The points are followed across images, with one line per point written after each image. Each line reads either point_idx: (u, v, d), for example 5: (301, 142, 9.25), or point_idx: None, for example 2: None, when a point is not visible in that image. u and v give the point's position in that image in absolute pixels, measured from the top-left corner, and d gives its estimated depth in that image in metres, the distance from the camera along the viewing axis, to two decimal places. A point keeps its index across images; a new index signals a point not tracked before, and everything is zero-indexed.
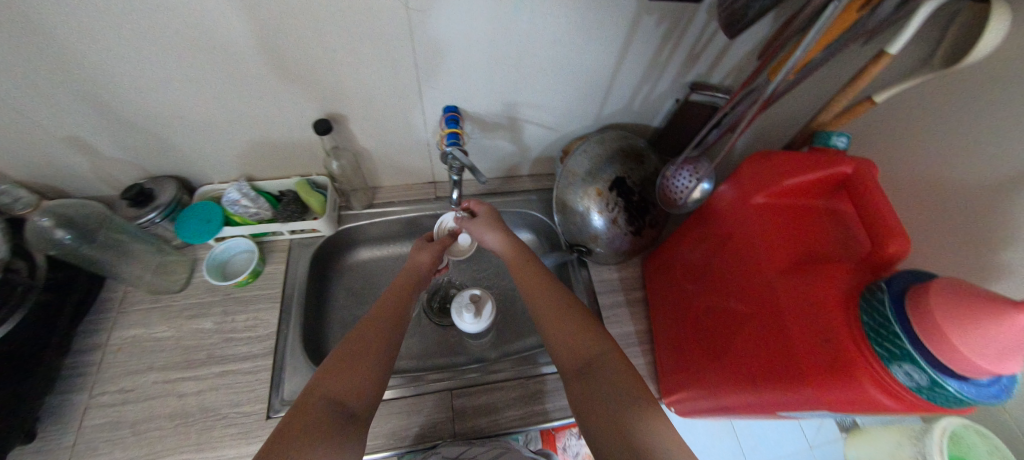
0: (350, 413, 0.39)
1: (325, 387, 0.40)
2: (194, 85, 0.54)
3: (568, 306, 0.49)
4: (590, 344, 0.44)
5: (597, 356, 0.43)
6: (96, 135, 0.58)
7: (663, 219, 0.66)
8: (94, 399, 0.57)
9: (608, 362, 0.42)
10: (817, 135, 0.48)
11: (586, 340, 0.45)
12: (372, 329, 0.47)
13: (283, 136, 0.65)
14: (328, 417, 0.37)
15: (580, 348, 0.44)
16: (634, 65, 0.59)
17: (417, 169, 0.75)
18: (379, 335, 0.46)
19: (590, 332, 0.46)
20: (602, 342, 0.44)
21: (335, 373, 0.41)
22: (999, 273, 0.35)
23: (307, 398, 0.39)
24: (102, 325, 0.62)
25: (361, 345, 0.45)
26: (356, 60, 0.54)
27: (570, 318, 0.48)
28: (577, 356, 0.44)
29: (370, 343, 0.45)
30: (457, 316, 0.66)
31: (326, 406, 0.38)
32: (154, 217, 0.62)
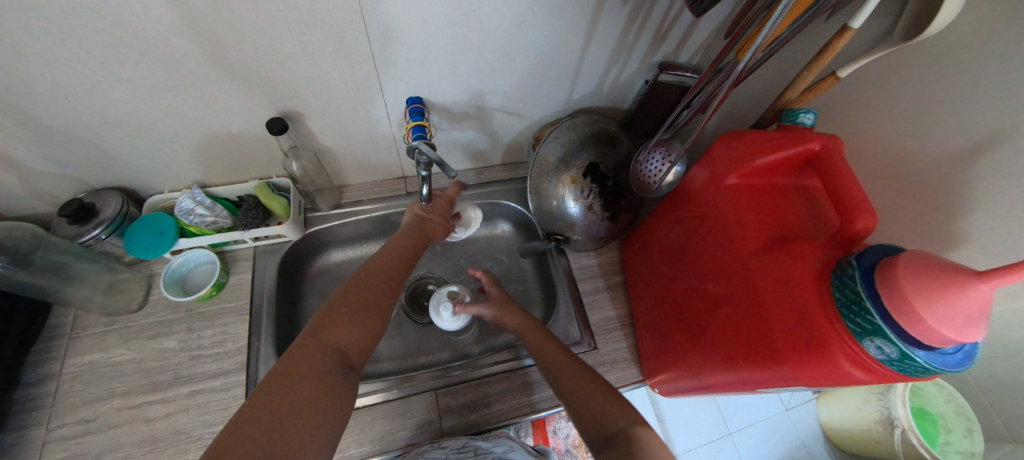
0: (347, 365, 0.40)
1: (327, 335, 0.40)
2: (122, 88, 0.48)
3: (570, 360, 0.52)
4: (616, 416, 0.44)
5: (624, 429, 0.43)
6: (15, 148, 0.52)
7: (639, 203, 0.65)
8: (52, 433, 0.53)
9: (636, 435, 0.42)
10: (784, 113, 0.47)
11: (612, 413, 0.45)
12: (374, 283, 0.46)
13: (235, 138, 0.60)
14: (326, 367, 0.38)
15: (607, 419, 0.44)
16: (602, 46, 0.57)
17: (386, 165, 0.72)
18: (382, 290, 0.46)
19: (615, 404, 0.46)
20: (625, 414, 0.44)
21: (338, 323, 0.41)
22: (957, 242, 0.36)
23: (313, 346, 0.39)
24: (52, 353, 0.57)
25: (364, 299, 0.44)
26: (306, 53, 0.50)
27: (596, 390, 0.47)
28: (601, 430, 0.44)
29: (373, 296, 0.45)
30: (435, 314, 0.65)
31: (327, 353, 0.39)
32: (98, 235, 0.57)
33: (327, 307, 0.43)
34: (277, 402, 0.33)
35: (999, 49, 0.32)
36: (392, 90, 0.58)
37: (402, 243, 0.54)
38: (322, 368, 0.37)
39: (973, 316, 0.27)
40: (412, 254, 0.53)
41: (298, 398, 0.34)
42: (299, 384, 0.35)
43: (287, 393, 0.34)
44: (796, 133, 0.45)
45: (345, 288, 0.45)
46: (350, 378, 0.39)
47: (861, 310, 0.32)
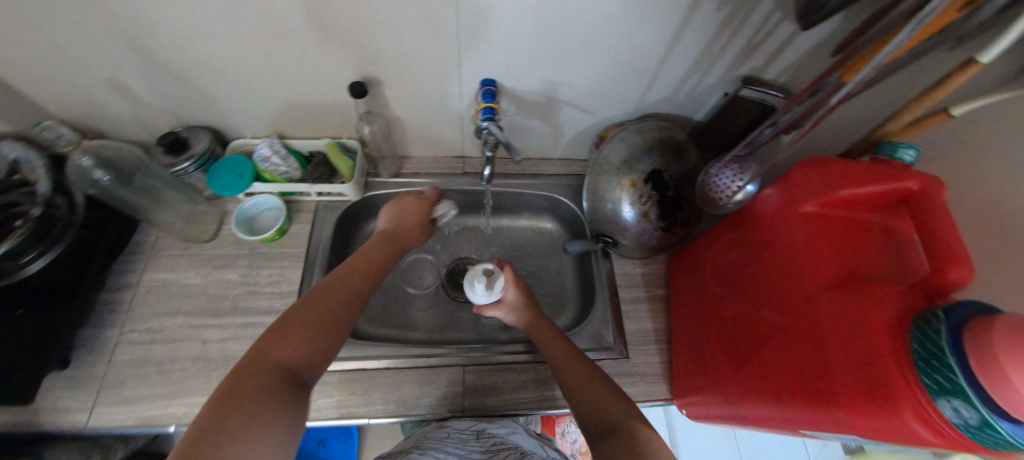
0: (299, 382, 0.37)
1: (275, 353, 0.38)
2: (232, 35, 0.53)
3: (579, 360, 0.53)
4: (615, 409, 0.46)
5: (621, 420, 0.44)
6: (133, 77, 0.58)
7: (696, 218, 0.64)
8: (124, 335, 0.59)
9: (632, 428, 0.43)
10: (880, 145, 0.45)
11: (612, 406, 0.46)
12: (331, 298, 0.45)
13: (317, 96, 0.64)
14: (275, 385, 0.35)
15: (605, 409, 0.46)
16: (686, 52, 0.56)
17: (448, 142, 0.74)
18: (336, 305, 0.44)
19: (612, 397, 0.47)
20: (623, 407, 0.46)
21: (287, 340, 0.39)
22: None
23: (259, 362, 0.36)
24: (134, 265, 0.64)
25: (319, 315, 0.42)
26: (398, 24, 0.52)
27: (596, 383, 0.49)
28: (600, 421, 0.45)
29: (329, 311, 0.43)
30: (468, 286, 0.63)
31: (277, 371, 0.36)
32: (188, 167, 0.63)
33: (276, 326, 0.40)
34: (218, 426, 0.30)
35: None
36: (469, 70, 0.59)
37: (364, 262, 0.52)
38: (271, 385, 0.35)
39: None
40: (378, 271, 0.52)
41: (244, 416, 0.31)
42: (245, 404, 0.32)
43: (232, 414, 0.31)
44: (891, 169, 0.42)
45: (293, 306, 0.43)
46: (303, 397, 0.37)
47: (941, 367, 0.30)
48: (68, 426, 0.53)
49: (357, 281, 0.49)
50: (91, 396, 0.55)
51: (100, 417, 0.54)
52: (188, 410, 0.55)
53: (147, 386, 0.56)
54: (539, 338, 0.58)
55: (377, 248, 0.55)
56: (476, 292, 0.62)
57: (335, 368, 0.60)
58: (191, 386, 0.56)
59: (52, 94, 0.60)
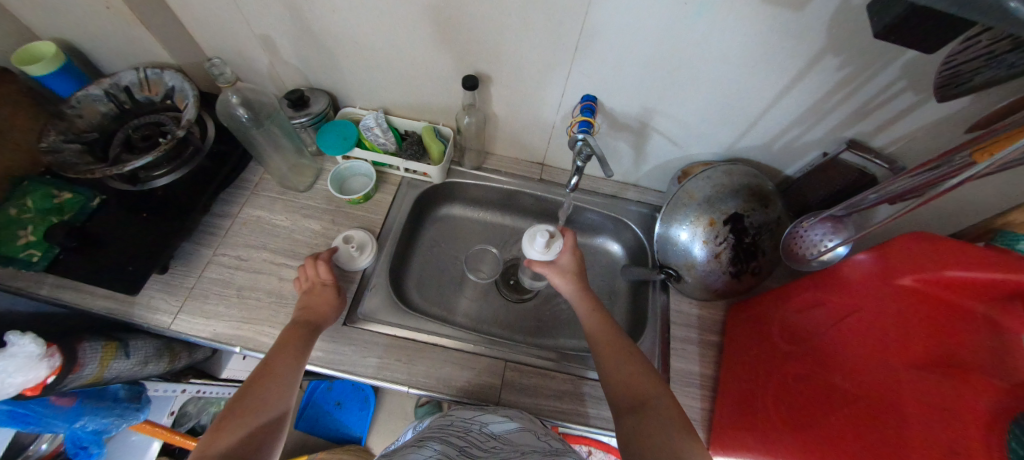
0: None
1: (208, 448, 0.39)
2: (378, 17, 0.59)
3: (615, 335, 0.55)
4: (647, 387, 0.48)
5: (654, 397, 0.46)
6: (284, 38, 0.66)
7: (768, 270, 0.62)
8: (216, 257, 0.65)
9: (662, 405, 0.45)
10: (998, 234, 0.43)
11: (644, 382, 0.48)
12: (260, 381, 0.46)
13: (429, 83, 0.69)
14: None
15: (637, 386, 0.48)
16: (792, 104, 0.57)
17: (533, 148, 0.78)
18: (273, 389, 0.46)
19: (646, 376, 0.49)
20: (656, 387, 0.48)
21: (221, 432, 0.41)
22: None
23: None
24: (237, 198, 0.71)
25: (246, 400, 0.44)
26: (524, 32, 0.57)
27: (631, 359, 0.51)
28: (630, 395, 0.48)
29: (257, 394, 0.45)
30: (527, 239, 0.62)
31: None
32: (304, 122, 0.70)
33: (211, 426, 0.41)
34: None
35: None
36: (574, 84, 0.63)
37: (288, 340, 0.52)
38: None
39: None
40: (307, 340, 0.53)
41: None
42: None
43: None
44: (1012, 259, 0.40)
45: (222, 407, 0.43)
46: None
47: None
48: (154, 324, 0.59)
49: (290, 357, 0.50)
50: (179, 302, 0.61)
51: (182, 323, 0.60)
52: (254, 336, 0.60)
53: (225, 307, 0.61)
54: (580, 303, 0.60)
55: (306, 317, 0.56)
56: (533, 247, 0.61)
57: (388, 332, 0.63)
58: (262, 315, 0.61)
59: (214, 39, 0.69)
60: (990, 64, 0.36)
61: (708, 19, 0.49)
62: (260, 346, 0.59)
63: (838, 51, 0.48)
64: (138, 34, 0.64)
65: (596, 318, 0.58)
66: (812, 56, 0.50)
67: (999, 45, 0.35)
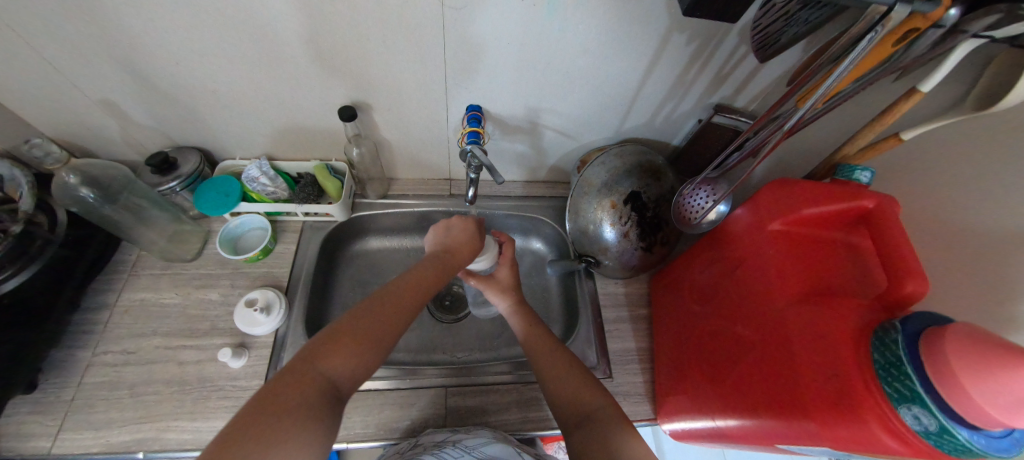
0: (336, 399, 0.38)
1: (321, 364, 0.39)
2: (229, 61, 0.55)
3: (551, 344, 0.55)
4: (589, 397, 0.47)
5: (596, 408, 0.46)
6: (128, 100, 0.60)
7: (675, 238, 0.66)
8: (97, 357, 0.57)
9: (607, 416, 0.45)
10: (838, 168, 0.48)
11: (586, 394, 0.48)
12: (382, 316, 0.45)
13: (307, 120, 0.66)
14: (318, 401, 0.37)
15: (580, 399, 0.48)
16: (659, 82, 0.60)
17: (435, 166, 0.77)
18: (391, 320, 0.45)
19: (588, 386, 0.49)
20: (600, 396, 0.47)
21: (337, 353, 0.40)
22: (996, 325, 0.34)
23: (309, 369, 0.38)
24: (113, 284, 0.63)
25: (366, 331, 0.43)
26: (390, 53, 0.55)
27: (571, 369, 0.51)
28: (575, 410, 0.47)
29: (376, 328, 0.44)
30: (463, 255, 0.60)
31: (320, 383, 0.38)
32: (175, 187, 0.63)
33: (329, 331, 0.42)
34: (264, 426, 0.32)
35: None
36: (455, 96, 0.62)
37: (417, 285, 0.50)
38: (313, 399, 0.37)
39: None
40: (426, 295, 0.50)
41: (283, 431, 0.33)
42: (286, 413, 0.34)
43: (274, 421, 0.33)
44: (849, 188, 0.45)
45: (352, 308, 0.44)
46: (338, 414, 0.38)
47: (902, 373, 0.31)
48: (31, 453, 0.50)
49: (411, 306, 0.48)
50: (57, 420, 0.52)
51: (65, 443, 0.51)
52: (158, 435, 0.52)
53: (116, 412, 0.53)
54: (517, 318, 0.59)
55: (435, 269, 0.53)
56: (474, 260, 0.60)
57: None
58: (161, 409, 0.54)
59: (42, 114, 0.60)
60: (790, 22, 0.40)
61: (560, 16, 0.50)
62: (166, 444, 0.52)
63: (681, 27, 0.51)
64: None
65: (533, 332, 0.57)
66: (662, 33, 0.52)
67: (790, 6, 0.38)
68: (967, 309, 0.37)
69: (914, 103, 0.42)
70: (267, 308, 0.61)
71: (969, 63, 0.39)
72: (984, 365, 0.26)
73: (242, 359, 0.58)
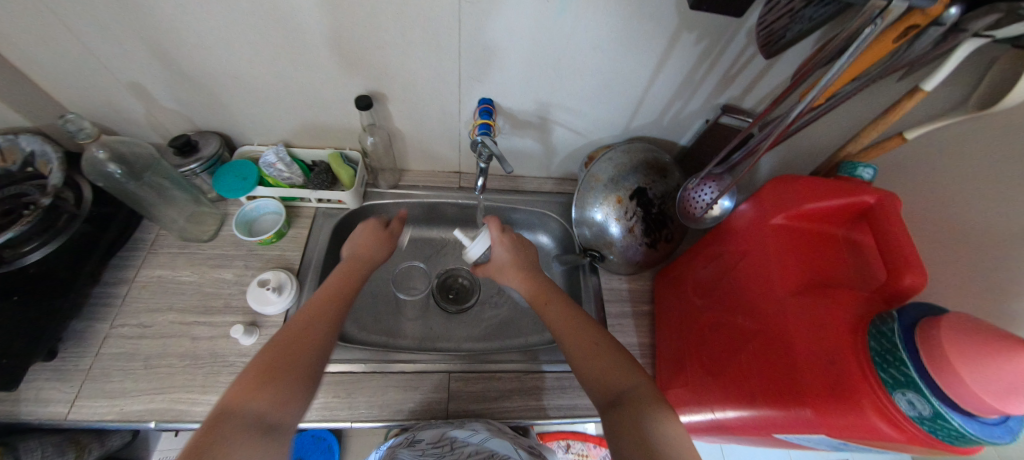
0: (268, 428, 0.37)
1: (235, 406, 0.37)
2: (253, 48, 0.57)
3: (578, 319, 0.52)
4: (622, 379, 0.45)
5: (631, 388, 0.44)
6: (156, 84, 0.63)
7: (679, 236, 0.67)
8: (114, 330, 0.59)
9: (642, 397, 0.43)
10: (841, 166, 0.49)
11: (618, 375, 0.46)
12: (297, 343, 0.44)
13: (324, 108, 0.68)
14: (243, 436, 0.35)
15: (613, 379, 0.45)
16: (669, 81, 0.62)
17: (445, 158, 0.79)
18: (305, 344, 0.45)
19: (622, 366, 0.46)
20: (635, 376, 0.45)
21: (252, 391, 0.38)
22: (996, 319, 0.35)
23: (225, 415, 0.36)
24: (132, 261, 0.66)
25: (278, 362, 0.41)
26: (406, 43, 0.56)
27: (601, 348, 0.48)
28: (606, 390, 0.45)
29: (288, 356, 0.43)
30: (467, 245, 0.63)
31: (242, 424, 0.36)
32: (195, 169, 0.66)
33: (242, 375, 0.40)
34: None
35: None
36: (467, 89, 0.64)
37: (325, 303, 0.51)
38: (238, 435, 0.35)
39: (1016, 385, 0.26)
40: (337, 315, 0.50)
41: None
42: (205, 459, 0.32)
43: None
44: (851, 184, 0.46)
45: (261, 349, 0.43)
46: (275, 442, 0.37)
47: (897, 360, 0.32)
48: (48, 418, 0.52)
49: (323, 326, 0.48)
50: (75, 387, 0.54)
51: (82, 409, 0.53)
52: (170, 406, 0.54)
53: (130, 382, 0.55)
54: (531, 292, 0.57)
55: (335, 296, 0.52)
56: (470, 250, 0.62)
57: (325, 370, 0.61)
58: (174, 382, 0.55)
59: (74, 95, 0.64)
60: (795, 19, 0.41)
61: (572, 12, 0.51)
62: (178, 415, 0.53)
63: (690, 27, 0.53)
64: None
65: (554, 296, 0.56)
66: (672, 32, 0.54)
67: (796, 3, 0.40)
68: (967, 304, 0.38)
69: (916, 102, 0.43)
70: (279, 288, 0.63)
71: (972, 64, 0.40)
72: (977, 351, 0.28)
73: (253, 337, 0.59)
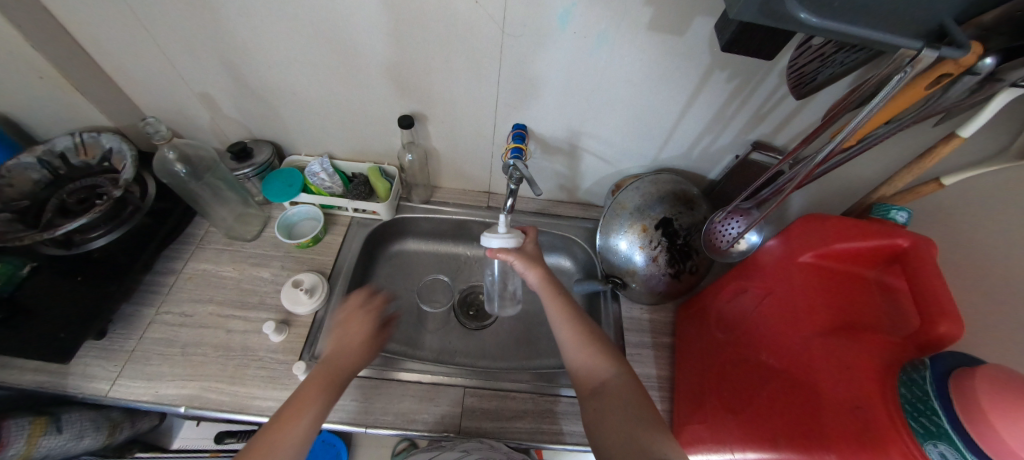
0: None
1: None
2: (315, 68, 0.63)
3: (575, 313, 0.58)
4: (605, 369, 0.52)
5: (610, 378, 0.51)
6: (226, 96, 0.70)
7: (704, 268, 0.67)
8: (159, 316, 0.63)
9: (620, 385, 0.50)
10: (874, 207, 0.49)
11: (603, 366, 0.52)
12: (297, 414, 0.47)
13: (369, 125, 0.73)
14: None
15: (596, 369, 0.52)
16: (698, 116, 0.64)
17: (476, 178, 0.82)
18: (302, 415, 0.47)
19: (607, 358, 0.53)
20: (615, 366, 0.52)
21: None
22: None
23: None
24: (182, 253, 0.71)
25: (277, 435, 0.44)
26: (451, 70, 0.61)
27: (591, 341, 0.55)
28: (592, 378, 0.52)
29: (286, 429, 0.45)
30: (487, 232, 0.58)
31: None
32: (248, 173, 0.71)
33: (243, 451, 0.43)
34: None
35: None
36: (502, 115, 0.68)
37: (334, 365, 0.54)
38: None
39: None
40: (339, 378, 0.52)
41: None
42: None
43: None
44: (884, 227, 0.45)
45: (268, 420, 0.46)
46: None
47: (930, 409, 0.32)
48: (90, 393, 0.55)
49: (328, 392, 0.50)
50: (118, 367, 0.58)
51: (121, 389, 0.56)
52: (200, 393, 0.56)
53: (167, 366, 0.58)
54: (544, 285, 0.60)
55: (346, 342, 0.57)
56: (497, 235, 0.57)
57: None
58: (206, 371, 0.58)
59: (155, 101, 0.71)
60: (827, 63, 0.43)
61: (609, 48, 0.55)
62: (206, 403, 0.56)
63: (721, 66, 0.55)
64: (74, 101, 0.66)
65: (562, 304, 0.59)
66: (704, 70, 0.56)
67: (828, 48, 0.42)
68: None
69: (954, 148, 0.43)
70: (311, 290, 0.66)
71: (1014, 113, 0.40)
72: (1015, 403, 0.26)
73: (282, 335, 0.62)
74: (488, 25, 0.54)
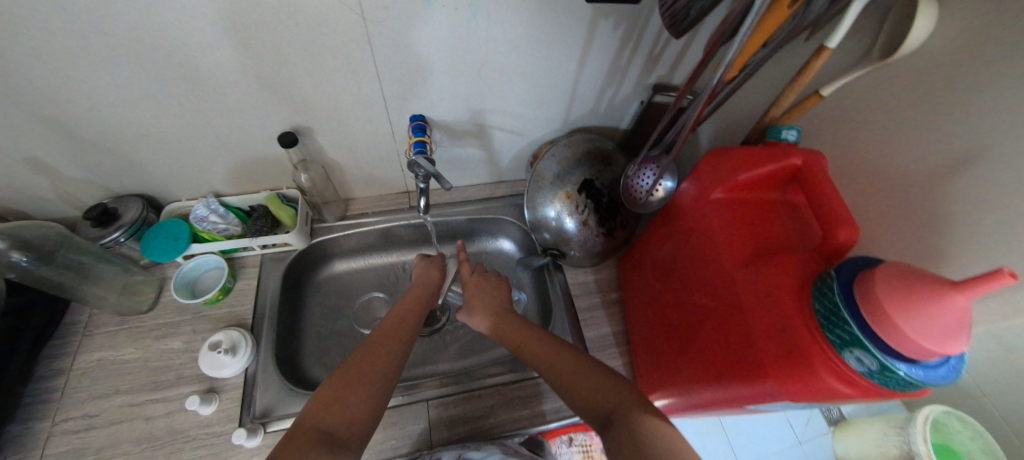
0: (338, 444, 0.37)
1: (312, 419, 0.39)
2: (155, 101, 0.53)
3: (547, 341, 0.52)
4: (610, 396, 0.42)
5: (620, 405, 0.40)
6: (57, 157, 0.58)
7: (634, 220, 0.67)
8: (58, 426, 0.54)
9: (633, 412, 0.39)
10: (767, 131, 0.49)
11: (607, 392, 0.42)
12: (377, 353, 0.48)
13: (249, 151, 0.65)
14: (312, 449, 0.35)
15: (601, 397, 0.42)
16: (596, 71, 0.61)
17: (389, 180, 0.76)
18: (377, 356, 0.47)
19: (606, 383, 0.43)
20: (620, 392, 0.42)
21: (326, 405, 0.40)
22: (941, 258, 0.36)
23: (296, 430, 0.38)
24: (66, 349, 0.60)
25: (357, 368, 0.45)
26: (321, 72, 0.54)
27: (581, 369, 0.46)
28: (597, 409, 0.41)
29: (369, 363, 0.46)
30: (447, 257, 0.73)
31: (316, 436, 0.37)
32: (118, 237, 0.62)
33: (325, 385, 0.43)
34: None
35: (953, 80, 0.34)
36: (396, 109, 0.62)
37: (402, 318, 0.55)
38: (309, 448, 0.36)
39: (950, 327, 0.28)
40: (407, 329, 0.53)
41: None
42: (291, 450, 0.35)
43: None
44: (779, 148, 0.46)
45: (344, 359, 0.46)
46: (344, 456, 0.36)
47: (840, 321, 0.33)
48: None
49: (401, 334, 0.52)
50: None
51: None
52: None
53: None
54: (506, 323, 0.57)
55: (389, 334, 0.51)
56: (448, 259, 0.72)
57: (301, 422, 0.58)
58: None
59: None
60: None
61: (484, 17, 0.50)
62: None
63: (606, 15, 0.52)
64: None
65: (527, 337, 0.53)
66: (589, 22, 0.53)
67: None
68: (908, 241, 0.40)
69: (824, 60, 0.43)
70: (232, 349, 0.59)
71: (872, 15, 0.41)
72: (920, 298, 0.28)
73: (213, 405, 0.56)
74: (342, 12, 0.47)
